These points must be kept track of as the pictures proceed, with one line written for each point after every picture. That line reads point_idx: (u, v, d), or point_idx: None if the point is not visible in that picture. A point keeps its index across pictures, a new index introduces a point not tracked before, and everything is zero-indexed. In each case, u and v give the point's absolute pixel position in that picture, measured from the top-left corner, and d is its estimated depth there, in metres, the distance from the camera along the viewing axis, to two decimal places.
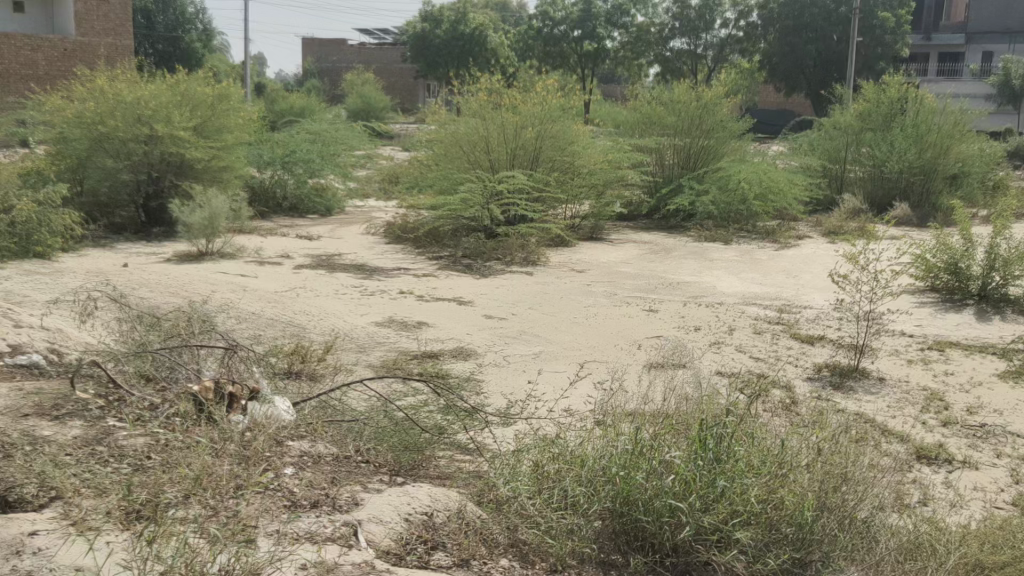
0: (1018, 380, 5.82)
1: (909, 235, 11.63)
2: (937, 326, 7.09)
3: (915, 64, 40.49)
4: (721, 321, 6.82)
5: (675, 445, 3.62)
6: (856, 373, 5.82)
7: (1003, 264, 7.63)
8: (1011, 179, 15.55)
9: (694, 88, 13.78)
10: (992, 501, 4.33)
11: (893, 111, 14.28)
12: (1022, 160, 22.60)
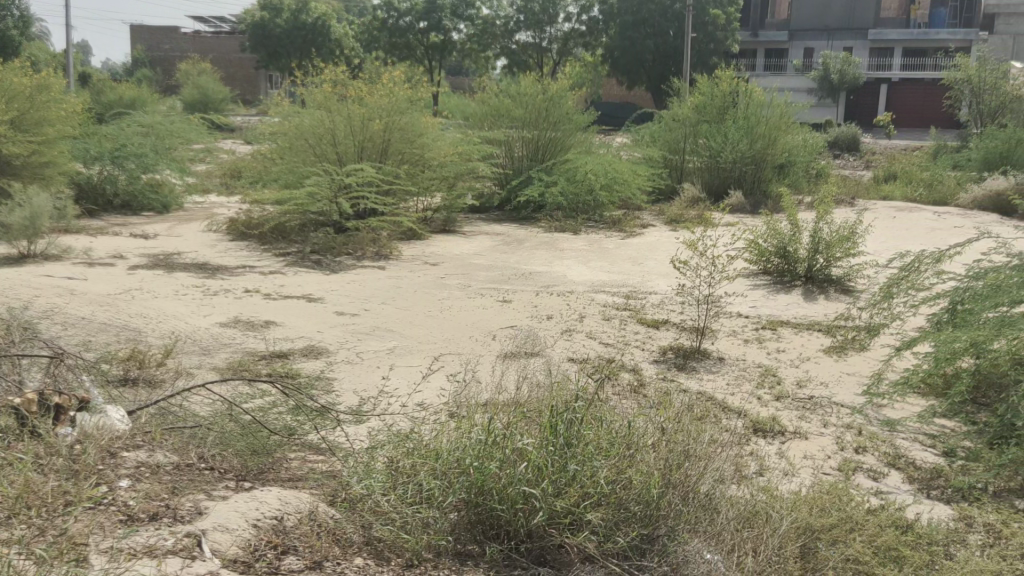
0: (841, 354, 6.29)
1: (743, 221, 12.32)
2: (769, 307, 7.54)
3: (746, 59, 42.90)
4: (572, 309, 7.00)
5: (527, 432, 3.67)
6: (697, 354, 6.12)
7: (826, 247, 8.21)
8: (832, 167, 16.74)
9: (540, 81, 14.02)
10: (819, 467, 4.67)
11: (726, 104, 15.08)
12: (840, 150, 24.38)
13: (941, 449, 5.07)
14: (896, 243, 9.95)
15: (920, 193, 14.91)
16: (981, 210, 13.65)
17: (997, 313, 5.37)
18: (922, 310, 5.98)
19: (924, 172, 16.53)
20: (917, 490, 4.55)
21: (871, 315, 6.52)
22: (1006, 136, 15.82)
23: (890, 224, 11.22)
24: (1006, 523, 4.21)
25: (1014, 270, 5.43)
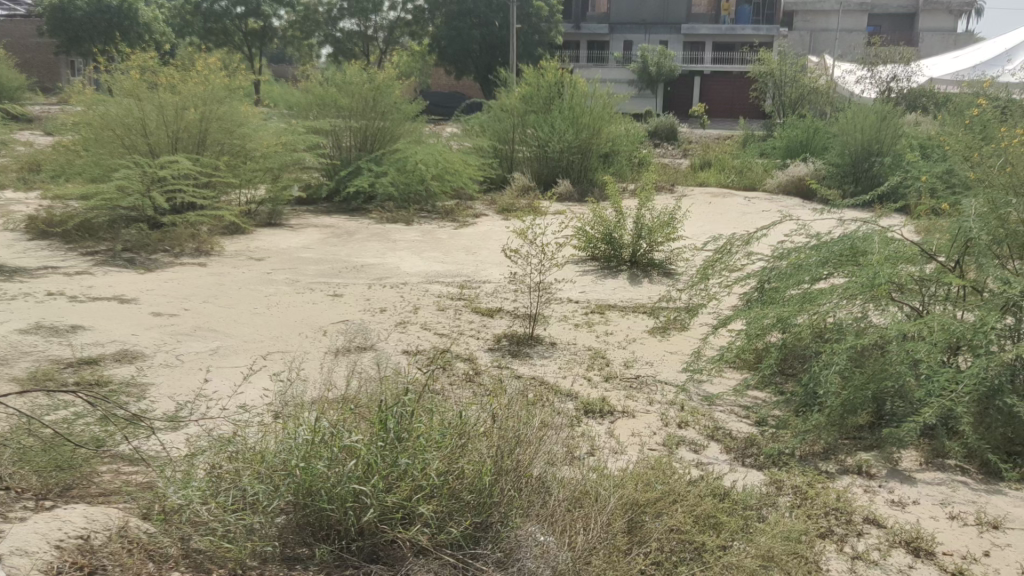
0: (664, 335, 6.59)
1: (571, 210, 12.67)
2: (597, 292, 7.79)
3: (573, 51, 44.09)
4: (405, 301, 6.95)
5: (355, 429, 3.61)
6: (530, 340, 6.23)
7: (648, 233, 8.56)
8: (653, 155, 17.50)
9: (367, 69, 13.83)
10: (646, 444, 4.88)
11: (552, 94, 15.45)
12: (660, 139, 25.54)
13: (754, 419, 5.45)
14: (710, 228, 10.54)
15: (732, 179, 15.90)
16: (786, 194, 14.71)
17: (799, 290, 5.82)
18: (735, 290, 6.35)
19: (735, 160, 17.63)
20: (734, 459, 4.86)
21: (690, 296, 6.88)
22: (805, 126, 17.13)
23: (705, 210, 11.87)
24: (811, 484, 4.58)
25: (812, 250, 5.86)
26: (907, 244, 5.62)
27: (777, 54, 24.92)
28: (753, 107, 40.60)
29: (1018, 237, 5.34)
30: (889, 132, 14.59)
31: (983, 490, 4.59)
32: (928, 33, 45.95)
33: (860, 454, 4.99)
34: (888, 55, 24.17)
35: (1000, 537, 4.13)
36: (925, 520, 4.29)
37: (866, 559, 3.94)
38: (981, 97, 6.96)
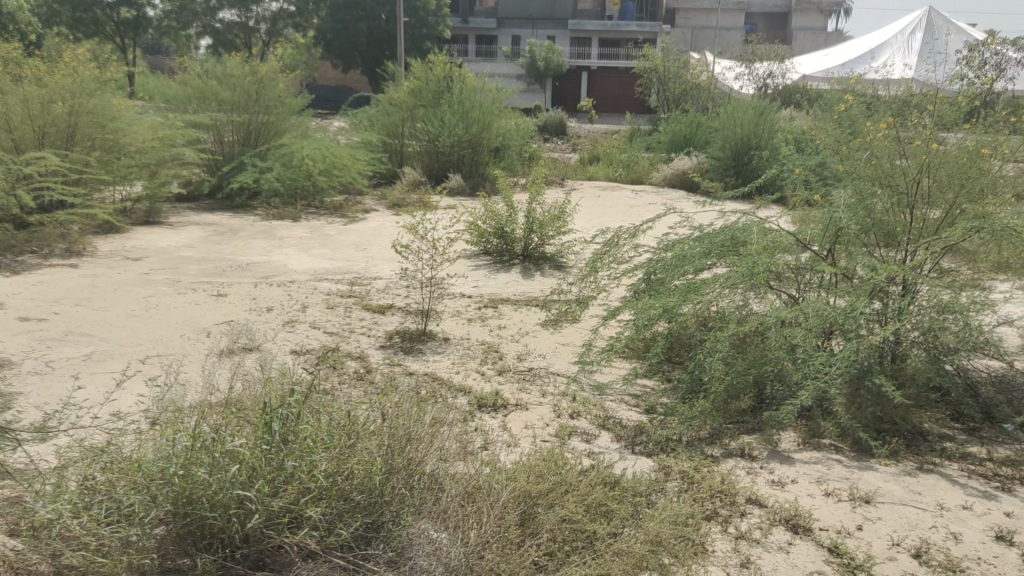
0: (556, 327, 6.67)
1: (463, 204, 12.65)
2: (490, 286, 7.81)
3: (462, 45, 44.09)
4: (293, 299, 6.79)
5: (238, 433, 3.50)
6: (423, 336, 6.20)
7: (539, 227, 8.63)
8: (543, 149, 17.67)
9: (247, 62, 13.48)
10: (538, 436, 4.92)
11: (440, 88, 15.39)
12: (549, 133, 25.80)
13: (644, 407, 5.58)
14: (599, 221, 10.73)
15: (619, 173, 16.23)
16: (671, 187, 15.12)
17: (684, 280, 5.98)
18: (623, 281, 6.47)
19: (622, 154, 18.02)
20: (625, 447, 4.96)
21: (580, 289, 6.98)
22: (688, 121, 17.63)
23: (593, 203, 12.07)
24: (697, 468, 4.73)
25: (695, 241, 6.03)
26: (784, 234, 5.86)
27: (661, 50, 25.57)
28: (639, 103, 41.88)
29: (884, 226, 5.68)
30: (766, 127, 15.18)
31: (855, 466, 4.85)
32: (801, 32, 48.34)
33: (743, 437, 5.19)
34: (764, 52, 25.43)
35: (871, 511, 4.37)
36: (803, 498, 4.50)
37: (749, 538, 4.10)
38: (849, 93, 7.29)
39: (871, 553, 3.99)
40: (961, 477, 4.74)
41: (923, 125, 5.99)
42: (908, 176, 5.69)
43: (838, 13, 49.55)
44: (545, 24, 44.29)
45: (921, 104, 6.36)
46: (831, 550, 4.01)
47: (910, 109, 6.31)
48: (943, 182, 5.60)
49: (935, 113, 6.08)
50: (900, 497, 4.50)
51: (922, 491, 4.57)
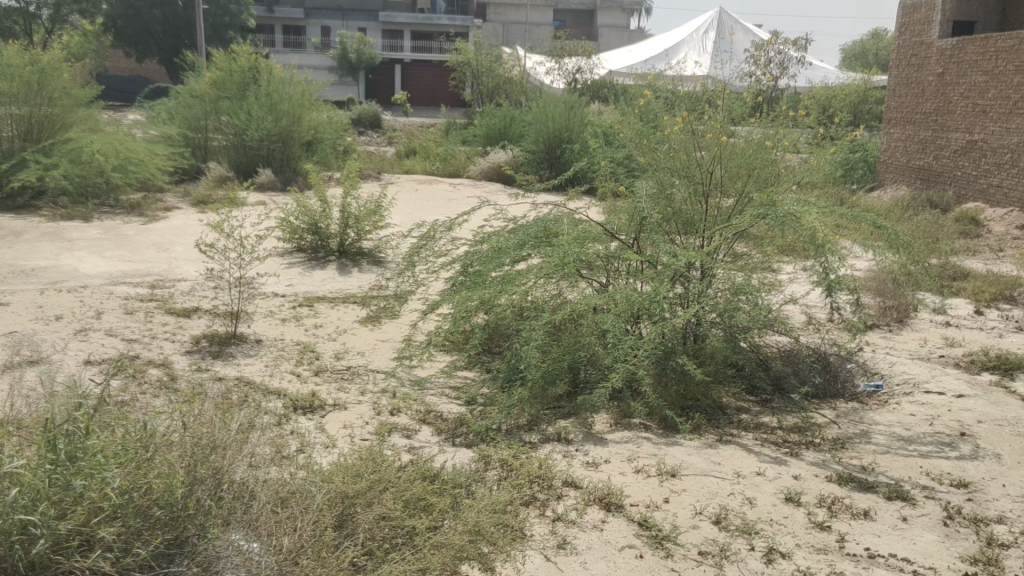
0: (374, 324, 6.59)
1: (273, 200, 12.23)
2: (305, 284, 7.62)
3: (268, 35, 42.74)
4: (86, 306, 6.31)
5: (19, 455, 3.22)
6: (233, 339, 5.94)
7: (356, 222, 8.50)
8: (357, 143, 17.45)
9: (26, 50, 12.41)
10: (357, 434, 4.84)
11: (245, 80, 14.79)
12: (362, 127, 25.44)
13: (464, 399, 5.61)
14: (415, 215, 10.71)
15: (436, 167, 16.25)
16: (488, 181, 15.32)
17: (500, 271, 6.07)
18: (440, 274, 6.49)
19: (438, 148, 18.07)
20: (444, 439, 4.98)
21: (398, 284, 6.94)
22: (502, 114, 17.88)
23: (408, 197, 12.02)
24: (515, 455, 4.82)
25: (509, 234, 6.15)
26: (592, 225, 6.09)
27: (472, 44, 25.94)
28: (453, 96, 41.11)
29: (683, 215, 6.04)
30: (576, 120, 15.68)
31: (662, 442, 5.11)
32: (605, 29, 50.41)
33: (560, 422, 5.34)
34: (571, 48, 26.29)
35: (677, 484, 4.61)
36: (615, 476, 4.68)
37: (566, 519, 4.22)
38: (649, 89, 7.65)
39: (677, 523, 4.22)
40: (756, 446, 5.11)
41: (714, 119, 6.41)
42: (701, 167, 6.06)
43: (642, 12, 52.00)
44: (357, 15, 44.06)
45: (712, 100, 6.80)
46: (641, 524, 4.20)
47: (703, 104, 6.72)
48: (732, 173, 6.02)
49: (724, 108, 6.52)
50: (703, 468, 4.79)
51: (721, 461, 4.89)
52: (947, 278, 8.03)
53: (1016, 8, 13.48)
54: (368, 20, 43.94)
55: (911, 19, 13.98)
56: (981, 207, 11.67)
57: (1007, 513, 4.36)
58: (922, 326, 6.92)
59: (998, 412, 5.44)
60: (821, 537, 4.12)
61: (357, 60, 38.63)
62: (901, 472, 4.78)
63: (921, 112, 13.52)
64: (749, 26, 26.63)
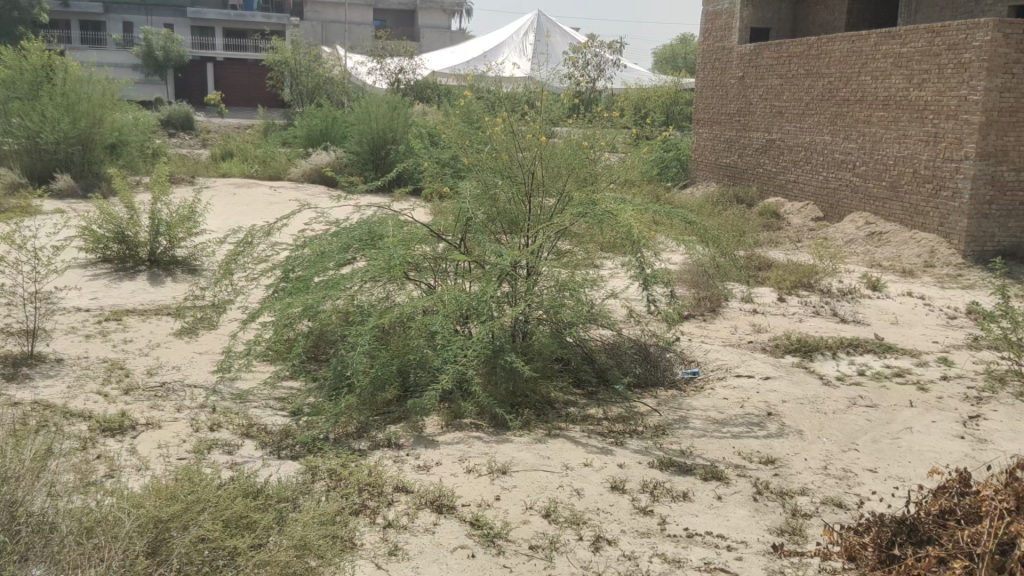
0: (191, 336, 6.27)
1: (72, 208, 11.36)
2: (112, 297, 7.14)
3: (62, 30, 39.86)
4: None
5: None
6: (30, 360, 5.46)
7: (167, 229, 8.05)
8: (167, 146, 16.57)
9: None
10: (173, 454, 4.57)
11: (37, 78, 13.64)
12: (174, 128, 24.18)
13: (290, 410, 5.44)
14: (232, 220, 10.31)
15: (254, 170, 15.66)
16: (312, 183, 14.99)
17: (324, 276, 5.90)
18: (260, 281, 6.25)
19: (258, 149, 17.44)
20: (269, 452, 4.80)
21: (215, 293, 6.62)
22: (323, 115, 17.51)
23: (227, 202, 11.53)
24: (344, 464, 4.71)
25: (332, 237, 5.99)
26: (417, 225, 6.05)
27: (290, 43, 25.37)
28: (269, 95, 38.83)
29: (507, 215, 6.13)
30: (400, 121, 15.56)
31: (493, 441, 5.15)
32: (426, 29, 50.61)
33: (389, 427, 5.27)
34: (393, 48, 26.15)
35: (508, 481, 4.66)
36: (447, 478, 4.68)
37: (396, 525, 4.16)
38: (470, 89, 7.70)
39: (507, 520, 4.26)
40: (583, 438, 5.25)
41: (533, 120, 6.52)
42: (523, 167, 6.15)
43: (463, 13, 52.53)
44: (162, 11, 41.93)
45: (530, 101, 6.92)
46: (472, 523, 4.21)
47: (523, 105, 6.83)
48: (552, 173, 6.15)
49: (543, 109, 6.67)
50: (532, 464, 4.87)
51: (550, 455, 4.99)
52: (754, 270, 8.60)
53: (805, 15, 14.66)
54: (175, 16, 42.00)
55: (714, 25, 14.85)
56: (780, 202, 12.58)
57: (809, 484, 4.71)
58: (732, 314, 7.37)
59: (799, 391, 5.87)
60: (644, 522, 4.28)
61: (165, 57, 36.67)
62: (715, 454, 5.06)
63: (726, 113, 14.40)
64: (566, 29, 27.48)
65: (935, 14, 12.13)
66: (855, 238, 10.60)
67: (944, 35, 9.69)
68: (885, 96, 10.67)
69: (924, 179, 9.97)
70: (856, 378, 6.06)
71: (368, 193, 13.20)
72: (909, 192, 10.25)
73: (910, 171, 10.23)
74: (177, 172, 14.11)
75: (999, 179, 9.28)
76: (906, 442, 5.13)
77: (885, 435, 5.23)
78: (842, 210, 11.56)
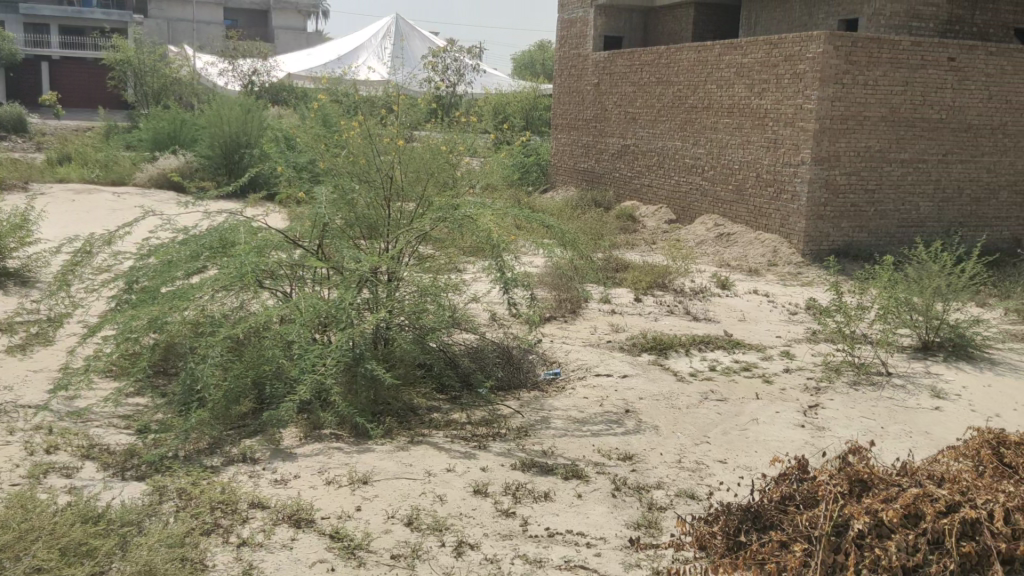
0: (24, 352, 5.86)
1: None
2: None
3: None
4: None
5: None
6: None
7: None
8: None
9: None
10: (3, 480, 4.24)
11: None
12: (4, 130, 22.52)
13: (136, 428, 5.16)
14: (69, 228, 9.72)
15: (95, 174, 14.80)
16: (159, 188, 14.33)
17: (172, 286, 5.64)
18: (102, 293, 5.91)
19: (99, 153, 16.48)
20: (112, 474, 4.55)
21: (51, 307, 6.21)
22: (171, 117, 16.76)
23: (66, 208, 10.87)
24: (195, 482, 4.50)
25: (179, 245, 5.72)
26: (271, 231, 5.88)
27: (135, 41, 24.12)
28: (114, 99, 37.38)
29: (366, 220, 6.04)
30: (254, 124, 15.13)
31: (354, 450, 5.06)
32: (280, 29, 49.36)
33: (244, 441, 5.09)
34: (246, 49, 25.34)
35: (369, 490, 4.59)
36: (305, 491, 4.55)
37: (252, 543, 4.00)
38: (325, 92, 7.55)
39: (369, 530, 4.19)
40: (446, 443, 5.24)
41: (391, 124, 6.47)
42: (382, 171, 6.09)
43: (316, 14, 51.57)
44: None
45: (388, 105, 6.85)
46: (332, 536, 4.11)
47: (380, 109, 6.76)
48: (411, 177, 6.12)
49: (401, 113, 6.62)
50: (394, 472, 4.81)
51: (412, 462, 4.94)
52: (611, 271, 8.84)
53: (655, 25, 15.18)
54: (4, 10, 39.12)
55: (572, 33, 15.24)
56: (636, 205, 13.03)
57: (664, 478, 4.88)
58: (592, 315, 7.54)
59: (655, 387, 6.08)
60: (506, 524, 4.31)
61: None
62: (576, 453, 5.16)
63: (582, 119, 14.80)
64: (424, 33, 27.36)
65: (773, 26, 12.89)
66: (705, 239, 11.12)
67: (781, 47, 10.27)
68: (730, 103, 11.22)
69: (766, 182, 10.54)
70: (708, 373, 6.33)
71: (220, 199, 12.74)
72: (753, 195, 10.81)
73: (754, 175, 10.79)
74: (6, 177, 13.14)
75: (832, 182, 9.93)
76: (753, 432, 5.39)
77: (734, 427, 5.49)
78: (693, 213, 12.07)
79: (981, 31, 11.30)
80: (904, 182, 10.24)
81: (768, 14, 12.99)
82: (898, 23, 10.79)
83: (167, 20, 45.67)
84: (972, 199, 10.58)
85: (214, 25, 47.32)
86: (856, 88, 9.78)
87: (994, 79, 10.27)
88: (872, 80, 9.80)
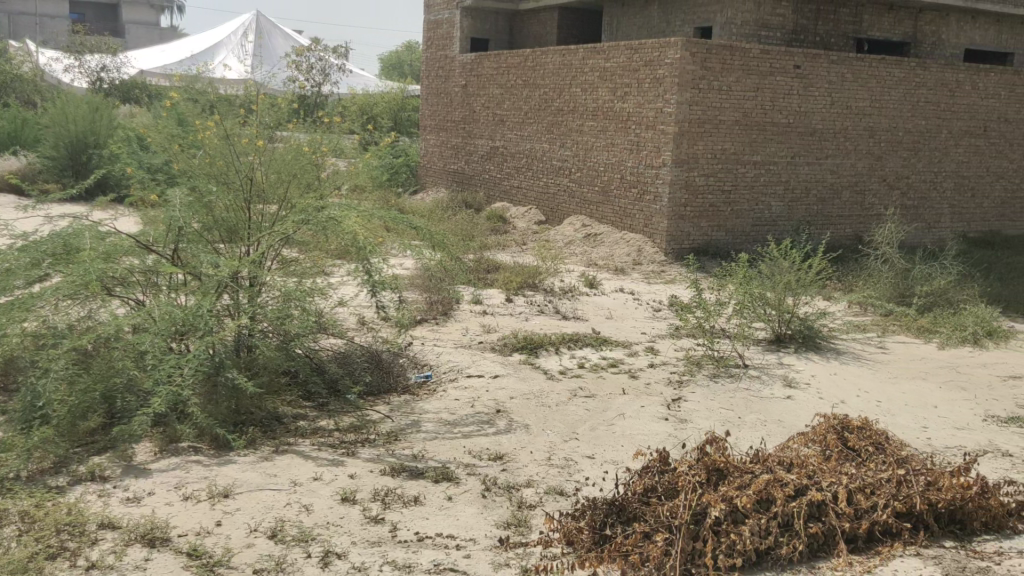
0: None
1: None
2: None
3: None
4: None
5: None
6: None
7: None
8: None
9: None
10: None
11: None
12: None
13: None
14: None
15: None
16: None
17: (10, 295, 5.26)
18: None
19: None
20: None
21: None
22: (11, 116, 15.72)
23: None
24: (38, 505, 4.22)
25: (17, 251, 5.35)
26: (121, 236, 5.59)
27: None
28: None
29: (225, 223, 5.83)
30: (103, 123, 14.41)
31: (214, 463, 4.86)
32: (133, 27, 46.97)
33: (94, 459, 4.81)
34: (95, 46, 24.03)
35: (230, 504, 4.41)
36: (160, 508, 4.33)
37: (101, 566, 3.77)
38: (179, 90, 7.25)
39: (229, 546, 4.03)
40: (313, 451, 5.11)
41: (251, 124, 6.27)
42: (241, 172, 5.89)
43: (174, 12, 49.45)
44: None
45: (247, 103, 6.64)
46: (189, 554, 3.93)
47: (238, 108, 6.53)
48: (274, 178, 5.98)
49: (259, 112, 6.42)
50: (257, 483, 4.64)
51: (277, 472, 4.79)
52: (482, 272, 8.88)
53: (521, 28, 15.36)
54: None
55: (441, 34, 15.25)
56: (506, 206, 13.14)
57: (533, 476, 4.92)
58: (463, 317, 7.54)
59: (525, 386, 6.14)
60: (375, 531, 4.24)
61: None
62: (446, 455, 5.14)
63: (451, 121, 14.84)
64: (288, 31, 26.69)
65: (634, 32, 13.25)
66: (574, 239, 11.33)
67: (641, 52, 10.59)
68: (594, 106, 11.48)
69: (630, 184, 10.86)
70: (576, 371, 6.45)
71: (66, 202, 12.06)
72: (618, 196, 11.10)
73: (618, 177, 11.09)
74: None
75: (691, 184, 10.33)
76: (619, 427, 5.52)
77: (601, 423, 5.60)
78: (561, 214, 12.28)
79: (824, 40, 12.04)
80: (758, 183, 10.76)
81: (628, 19, 13.36)
82: (750, 31, 11.33)
83: (7, 14, 42.64)
84: (818, 199, 11.23)
85: (60, 21, 44.50)
86: (712, 92, 10.20)
87: (836, 86, 10.94)
88: (726, 85, 10.25)
